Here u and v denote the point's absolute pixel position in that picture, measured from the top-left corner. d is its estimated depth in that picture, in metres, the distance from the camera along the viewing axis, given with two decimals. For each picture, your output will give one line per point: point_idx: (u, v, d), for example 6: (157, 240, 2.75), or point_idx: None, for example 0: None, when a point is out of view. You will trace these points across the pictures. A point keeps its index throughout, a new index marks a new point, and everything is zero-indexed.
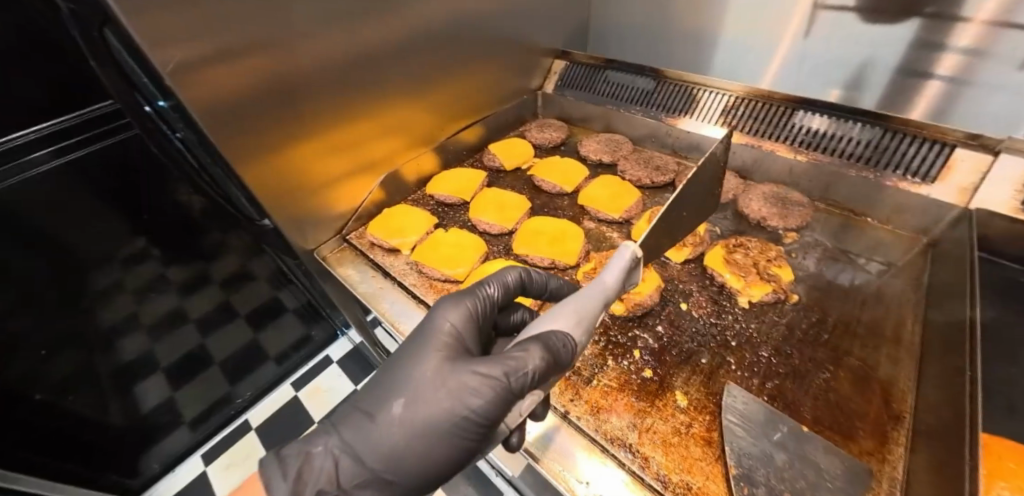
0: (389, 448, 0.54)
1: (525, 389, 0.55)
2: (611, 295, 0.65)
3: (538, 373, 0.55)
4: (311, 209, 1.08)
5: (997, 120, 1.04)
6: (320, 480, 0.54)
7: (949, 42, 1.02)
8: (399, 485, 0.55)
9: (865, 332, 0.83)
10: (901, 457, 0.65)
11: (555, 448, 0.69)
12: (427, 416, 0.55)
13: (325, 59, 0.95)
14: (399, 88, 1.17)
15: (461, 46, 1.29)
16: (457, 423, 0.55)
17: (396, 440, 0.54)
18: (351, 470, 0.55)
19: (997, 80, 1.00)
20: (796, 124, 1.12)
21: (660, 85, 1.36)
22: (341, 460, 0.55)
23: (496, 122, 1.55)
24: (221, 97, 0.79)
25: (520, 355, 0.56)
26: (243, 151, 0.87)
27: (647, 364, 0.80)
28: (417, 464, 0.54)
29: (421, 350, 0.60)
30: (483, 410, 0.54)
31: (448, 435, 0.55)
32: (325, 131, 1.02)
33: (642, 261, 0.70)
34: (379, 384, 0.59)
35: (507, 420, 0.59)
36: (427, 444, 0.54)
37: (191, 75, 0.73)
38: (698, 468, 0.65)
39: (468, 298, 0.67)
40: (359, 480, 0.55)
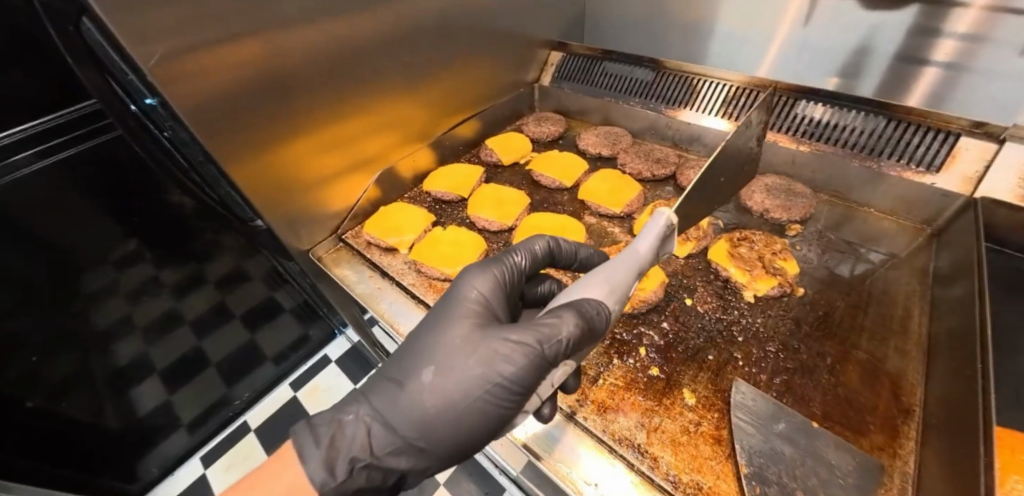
0: (420, 415, 0.54)
1: (559, 357, 0.55)
2: (644, 265, 0.63)
3: (572, 341, 0.54)
4: (304, 209, 1.05)
5: (993, 107, 1.03)
6: (353, 447, 0.54)
7: (947, 28, 1.00)
8: (433, 452, 0.55)
9: (872, 325, 0.82)
10: (912, 452, 0.64)
11: (559, 446, 0.68)
12: (460, 383, 0.54)
13: (315, 53, 0.92)
14: (393, 83, 1.13)
15: (455, 39, 1.26)
16: (489, 390, 0.54)
17: (427, 406, 0.54)
18: (384, 438, 0.55)
19: (994, 65, 0.98)
20: (798, 114, 1.10)
21: (659, 76, 1.33)
22: (373, 427, 0.55)
23: (491, 116, 1.52)
24: (209, 93, 0.76)
25: (553, 321, 0.55)
26: (235, 149, 0.84)
27: (654, 362, 0.79)
28: (449, 432, 0.54)
29: (450, 317, 0.60)
30: (517, 377, 0.53)
31: (480, 403, 0.54)
32: (317, 128, 0.99)
33: (676, 228, 0.68)
34: (408, 352, 0.59)
35: (540, 391, 0.59)
36: (459, 412, 0.53)
37: (178, 71, 0.70)
38: (708, 467, 0.64)
39: (494, 266, 0.67)
40: (392, 448, 0.55)
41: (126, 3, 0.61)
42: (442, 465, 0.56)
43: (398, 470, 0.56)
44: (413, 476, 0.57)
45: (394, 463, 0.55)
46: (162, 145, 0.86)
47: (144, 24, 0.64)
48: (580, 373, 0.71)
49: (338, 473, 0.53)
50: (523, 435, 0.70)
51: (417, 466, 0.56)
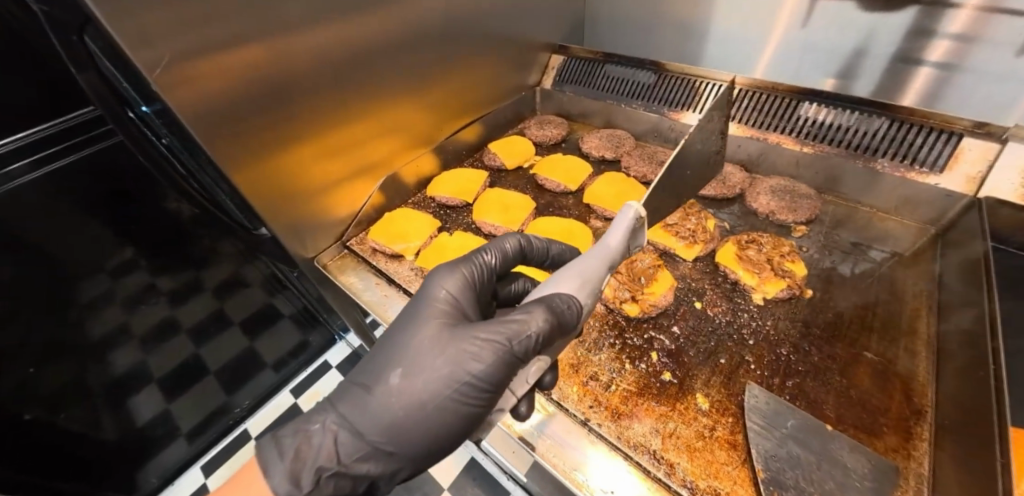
0: (388, 419, 0.53)
1: (529, 353, 0.55)
2: (615, 257, 0.65)
3: (542, 336, 0.55)
4: (307, 217, 1.04)
5: (987, 105, 1.04)
6: (318, 457, 0.52)
7: (940, 28, 1.00)
8: (402, 454, 0.54)
9: (881, 325, 0.83)
10: (926, 453, 0.65)
11: (557, 443, 0.68)
12: (428, 384, 0.53)
13: (317, 59, 0.91)
14: (395, 88, 1.13)
15: (456, 43, 1.26)
16: (458, 389, 0.53)
17: (395, 410, 0.53)
18: (351, 445, 0.53)
19: (988, 65, 1.00)
20: (801, 115, 1.10)
21: (660, 78, 1.33)
22: (340, 435, 0.53)
23: (494, 120, 1.52)
24: (209, 100, 0.74)
25: (522, 318, 0.55)
26: (236, 154, 0.82)
27: (666, 367, 0.79)
28: (419, 433, 0.53)
29: (418, 319, 0.59)
30: (485, 374, 0.53)
31: (449, 403, 0.53)
32: (319, 134, 0.98)
33: (646, 221, 0.69)
34: (376, 356, 0.58)
35: (513, 387, 0.61)
36: (428, 414, 0.53)
37: (180, 75, 0.69)
38: (725, 473, 0.63)
39: (464, 265, 0.66)
40: (359, 455, 0.53)
41: (127, 10, 0.60)
42: (413, 468, 0.55)
43: (368, 476, 0.54)
44: (385, 481, 0.56)
45: (362, 469, 0.54)
46: (159, 151, 0.86)
47: (144, 30, 0.62)
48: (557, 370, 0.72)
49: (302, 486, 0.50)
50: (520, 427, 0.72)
51: (386, 471, 0.54)
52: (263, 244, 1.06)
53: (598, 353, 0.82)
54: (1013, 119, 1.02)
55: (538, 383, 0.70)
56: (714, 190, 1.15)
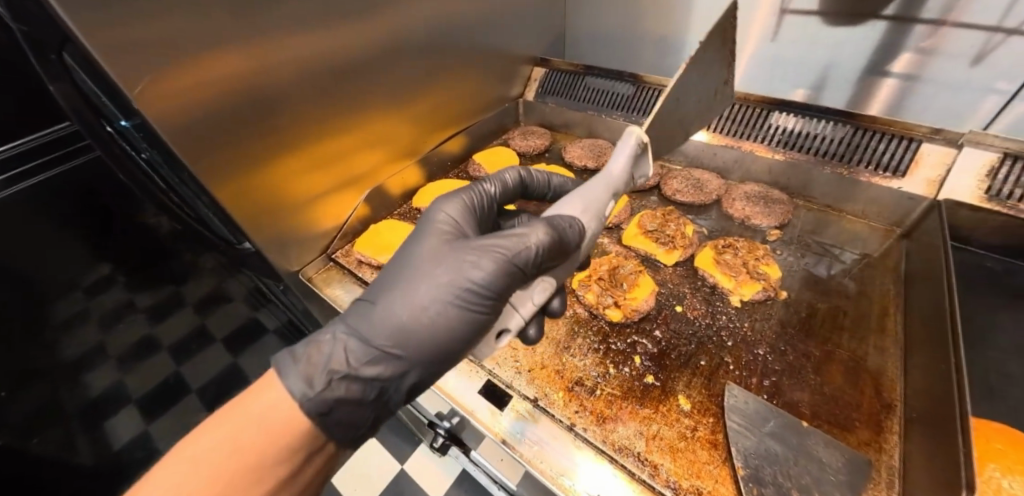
0: (396, 324, 0.54)
1: (529, 263, 0.59)
2: (617, 183, 0.74)
3: (540, 248, 0.59)
4: (290, 231, 1.04)
5: (945, 114, 1.11)
6: (329, 360, 0.52)
7: (906, 43, 1.06)
8: (411, 357, 0.55)
9: (851, 324, 0.86)
10: (896, 445, 0.67)
11: (542, 447, 0.70)
12: (433, 290, 0.55)
13: (301, 72, 0.91)
14: (378, 101, 1.14)
15: (439, 57, 1.28)
16: (461, 295, 0.55)
17: (402, 316, 0.54)
18: (361, 351, 0.54)
19: (946, 75, 1.06)
20: (772, 124, 1.15)
21: (639, 90, 1.37)
22: (349, 344, 0.54)
23: (477, 132, 1.54)
24: (190, 113, 0.73)
25: (523, 232, 0.60)
26: (217, 167, 0.82)
27: (649, 370, 0.80)
28: (425, 337, 0.55)
29: (420, 237, 0.62)
30: (487, 280, 0.55)
31: (453, 308, 0.55)
32: (300, 147, 0.98)
33: (647, 148, 0.78)
34: (382, 273, 0.60)
35: (523, 310, 0.63)
36: (433, 318, 0.55)
37: (164, 89, 0.68)
38: (706, 472, 0.65)
39: (464, 195, 0.71)
40: (369, 359, 0.54)
41: (112, 23, 0.59)
42: (423, 372, 0.56)
43: (377, 383, 0.55)
44: (393, 388, 0.56)
45: (371, 372, 0.54)
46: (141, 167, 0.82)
47: (131, 44, 0.62)
48: (566, 296, 0.73)
49: (316, 384, 0.51)
50: (502, 428, 0.73)
51: (396, 374, 0.55)
52: (246, 258, 1.05)
53: (582, 358, 0.83)
54: (970, 126, 1.09)
55: (547, 308, 0.72)
56: (691, 197, 1.18)
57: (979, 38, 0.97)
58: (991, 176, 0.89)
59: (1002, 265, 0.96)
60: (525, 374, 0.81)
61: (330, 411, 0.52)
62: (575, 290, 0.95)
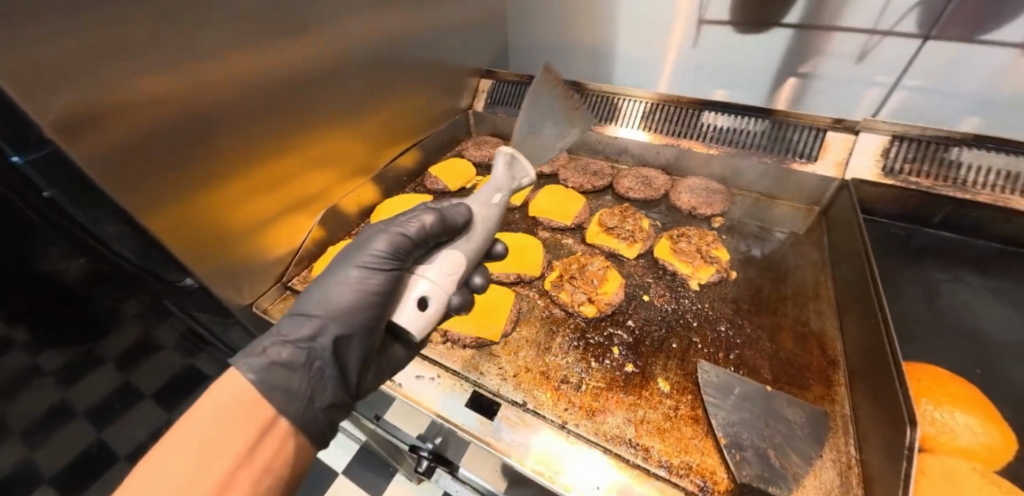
0: (319, 294, 0.66)
1: (421, 233, 0.72)
2: (501, 182, 0.83)
3: (426, 220, 0.72)
4: (237, 260, 0.96)
5: (836, 106, 1.30)
6: (264, 333, 0.62)
7: (807, 46, 1.22)
8: (327, 312, 0.64)
9: (793, 293, 0.96)
10: (845, 395, 0.77)
11: (545, 451, 0.69)
12: (347, 265, 0.68)
13: (241, 89, 0.86)
14: (327, 117, 1.10)
15: (382, 72, 1.26)
16: (368, 262, 0.67)
17: (323, 288, 0.66)
18: (292, 322, 0.63)
19: (835, 73, 1.24)
20: (704, 123, 1.27)
21: (583, 97, 1.44)
22: (284, 320, 0.64)
23: (431, 145, 1.53)
24: (115, 135, 0.65)
25: (413, 216, 0.74)
26: (150, 196, 0.73)
27: (628, 359, 0.83)
28: (343, 297, 0.64)
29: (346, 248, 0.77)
30: (385, 247, 0.68)
31: (361, 271, 0.66)
32: (242, 169, 0.91)
33: (518, 153, 0.84)
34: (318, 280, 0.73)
35: (437, 281, 0.71)
36: (347, 282, 0.65)
37: (84, 115, 0.60)
38: (692, 446, 0.70)
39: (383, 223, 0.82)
40: (297, 326, 0.63)
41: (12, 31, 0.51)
42: (340, 324, 0.63)
43: (307, 347, 0.62)
44: (322, 350, 0.62)
45: (298, 334, 0.62)
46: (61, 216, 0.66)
47: (40, 60, 0.54)
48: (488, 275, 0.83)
49: (252, 352, 0.58)
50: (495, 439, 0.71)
51: (318, 332, 0.63)
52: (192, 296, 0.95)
53: (564, 356, 0.84)
54: (859, 115, 1.28)
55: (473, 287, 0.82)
56: (642, 193, 1.26)
57: (857, 39, 1.16)
58: (885, 155, 1.07)
59: (904, 230, 1.13)
60: (511, 380, 0.81)
61: (265, 373, 0.57)
62: (548, 292, 0.96)
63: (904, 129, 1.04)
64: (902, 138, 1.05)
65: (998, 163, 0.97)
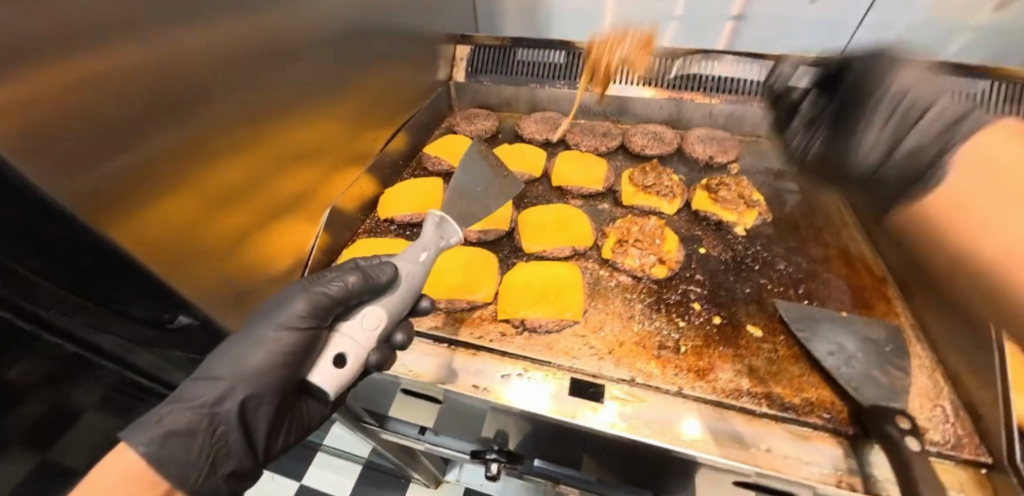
0: (229, 357, 0.56)
1: (342, 295, 0.60)
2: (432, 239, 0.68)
3: (350, 281, 0.60)
4: (234, 280, 0.77)
5: (763, 41, 1.34)
6: (166, 400, 0.55)
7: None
8: (232, 376, 0.55)
9: (823, 224, 1.03)
10: (903, 307, 0.84)
11: (682, 425, 0.66)
12: (260, 326, 0.58)
13: (222, 60, 0.64)
14: (311, 93, 0.89)
15: (363, 41, 1.05)
16: (281, 326, 0.57)
17: (234, 349, 0.57)
18: (194, 386, 0.55)
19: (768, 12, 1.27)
20: (700, 74, 1.27)
21: (573, 56, 1.35)
22: (189, 383, 0.56)
23: (418, 124, 1.36)
24: (56, 133, 0.43)
25: (339, 274, 0.62)
26: (125, 207, 0.53)
27: (712, 312, 0.83)
28: (251, 361, 0.56)
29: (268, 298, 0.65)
30: (298, 308, 0.57)
31: (274, 336, 0.56)
32: (229, 163, 0.70)
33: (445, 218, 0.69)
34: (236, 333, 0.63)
35: (350, 349, 0.58)
36: (258, 343, 0.56)
37: (30, 101, 0.40)
38: (805, 383, 0.72)
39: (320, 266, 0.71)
40: (201, 391, 0.55)
41: None
42: (246, 389, 0.55)
43: (206, 414, 0.54)
44: (225, 418, 0.55)
45: (199, 398, 0.54)
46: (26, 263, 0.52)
47: None
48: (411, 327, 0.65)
49: (146, 423, 0.52)
50: (614, 422, 0.66)
51: (221, 398, 0.54)
52: (192, 331, 0.76)
53: (651, 322, 0.81)
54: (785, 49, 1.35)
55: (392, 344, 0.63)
56: (658, 149, 1.25)
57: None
58: None
59: None
60: (609, 357, 0.76)
61: (162, 446, 0.51)
62: (609, 260, 0.92)
63: None
64: None
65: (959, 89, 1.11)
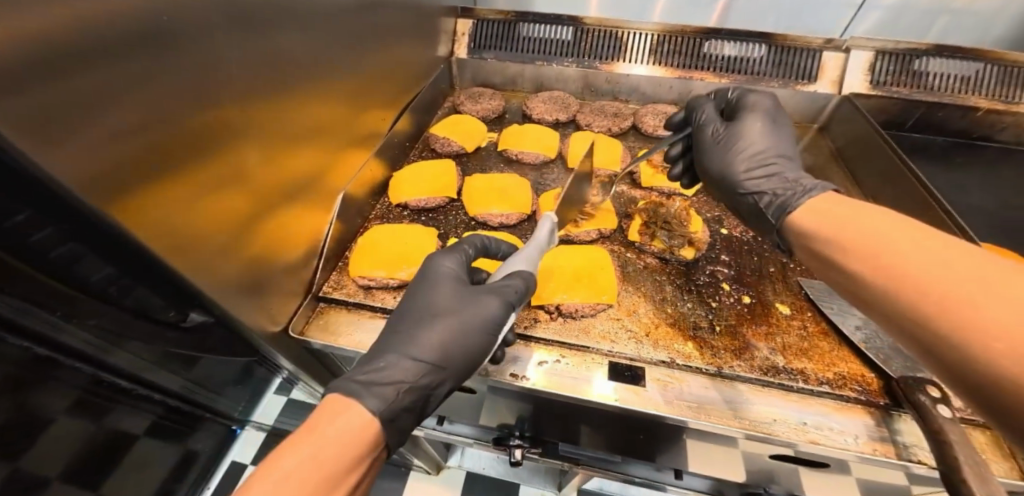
0: (439, 344, 0.62)
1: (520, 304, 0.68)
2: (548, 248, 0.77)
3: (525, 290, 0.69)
4: (249, 269, 0.71)
5: (746, 16, 1.31)
6: (389, 377, 0.58)
7: None
8: (446, 363, 0.62)
9: None
10: None
11: (730, 406, 0.66)
12: (462, 320, 0.64)
13: (220, 23, 0.56)
14: (315, 64, 0.81)
15: (367, 12, 0.97)
16: (486, 325, 0.64)
17: (443, 337, 0.62)
18: (413, 367, 0.60)
19: None
20: (708, 53, 1.26)
21: (581, 33, 1.31)
22: (405, 363, 0.60)
23: (421, 103, 1.29)
24: (40, 98, 0.36)
25: (510, 281, 0.68)
26: (130, 182, 0.45)
27: (741, 292, 0.84)
28: (463, 351, 0.63)
29: (432, 286, 0.68)
30: (497, 312, 0.65)
31: (482, 333, 0.64)
32: (237, 136, 0.63)
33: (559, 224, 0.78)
34: (409, 314, 0.66)
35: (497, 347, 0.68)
36: (467, 337, 0.63)
37: (14, 56, 0.33)
38: (835, 357, 0.74)
39: (460, 248, 0.75)
40: (421, 372, 0.60)
41: None
42: (456, 373, 0.62)
43: (424, 392, 0.60)
44: (434, 396, 0.62)
45: (423, 380, 0.60)
46: (19, 252, 0.45)
47: None
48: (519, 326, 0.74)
49: (383, 395, 0.56)
50: (657, 404, 0.66)
51: (438, 379, 0.61)
52: (207, 330, 0.70)
53: (684, 303, 0.82)
54: (768, 25, 1.32)
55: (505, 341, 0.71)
56: (670, 129, 1.24)
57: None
58: (871, 70, 1.18)
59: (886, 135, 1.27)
60: (646, 340, 0.76)
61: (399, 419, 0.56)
62: (636, 242, 0.92)
63: (884, 43, 1.15)
64: (883, 52, 1.16)
65: (955, 70, 1.14)
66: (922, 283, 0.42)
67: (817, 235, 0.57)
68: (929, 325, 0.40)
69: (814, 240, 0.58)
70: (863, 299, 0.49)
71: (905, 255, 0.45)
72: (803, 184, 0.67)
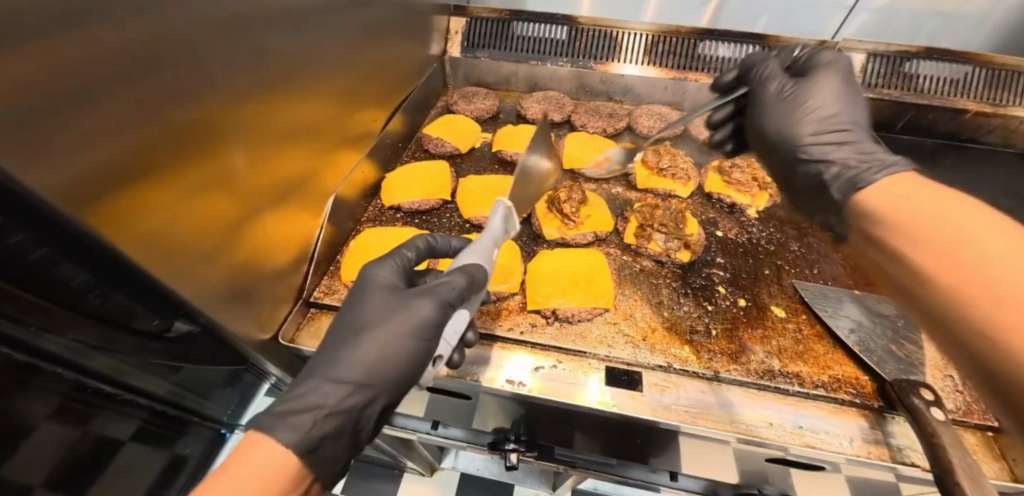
0: (365, 361, 0.56)
1: (457, 305, 0.60)
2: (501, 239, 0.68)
3: (460, 289, 0.60)
4: (231, 272, 0.68)
5: (736, 17, 1.31)
6: (308, 401, 0.53)
7: None
8: (373, 380, 0.56)
9: None
10: None
11: (728, 410, 0.66)
12: (389, 331, 0.57)
13: (205, 22, 0.54)
14: (304, 63, 0.79)
15: (358, 10, 0.95)
16: (416, 334, 0.57)
17: (370, 353, 0.56)
18: (336, 389, 0.54)
19: None
20: (702, 54, 1.26)
21: (576, 33, 1.30)
22: (327, 385, 0.54)
23: (414, 103, 1.27)
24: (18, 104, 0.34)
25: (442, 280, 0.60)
26: (108, 184, 0.43)
27: (736, 294, 0.84)
28: (394, 365, 0.56)
29: (362, 298, 0.62)
30: (426, 317, 0.57)
31: (412, 343, 0.57)
32: (222, 135, 0.61)
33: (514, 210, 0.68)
34: (338, 330, 0.60)
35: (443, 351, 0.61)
36: (396, 350, 0.56)
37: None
38: (830, 360, 0.74)
39: (396, 254, 0.68)
40: (346, 393, 0.54)
41: None
42: (387, 390, 0.56)
43: (352, 414, 0.55)
44: (367, 416, 0.57)
45: (349, 401, 0.54)
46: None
47: None
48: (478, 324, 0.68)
49: (297, 422, 0.50)
50: (655, 408, 0.66)
51: (367, 398, 0.56)
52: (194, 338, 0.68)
53: (680, 307, 0.81)
54: (759, 26, 1.31)
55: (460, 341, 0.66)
56: (665, 131, 1.24)
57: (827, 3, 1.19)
58: (863, 72, 1.19)
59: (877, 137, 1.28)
60: (643, 344, 0.75)
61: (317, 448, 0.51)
62: (632, 245, 0.92)
63: (875, 46, 1.16)
64: (875, 55, 1.17)
65: (945, 73, 1.16)
66: (996, 290, 0.37)
67: (880, 221, 0.52)
68: (998, 333, 0.36)
69: (872, 223, 0.53)
70: (924, 304, 0.44)
71: (982, 255, 0.40)
72: (882, 157, 0.62)
